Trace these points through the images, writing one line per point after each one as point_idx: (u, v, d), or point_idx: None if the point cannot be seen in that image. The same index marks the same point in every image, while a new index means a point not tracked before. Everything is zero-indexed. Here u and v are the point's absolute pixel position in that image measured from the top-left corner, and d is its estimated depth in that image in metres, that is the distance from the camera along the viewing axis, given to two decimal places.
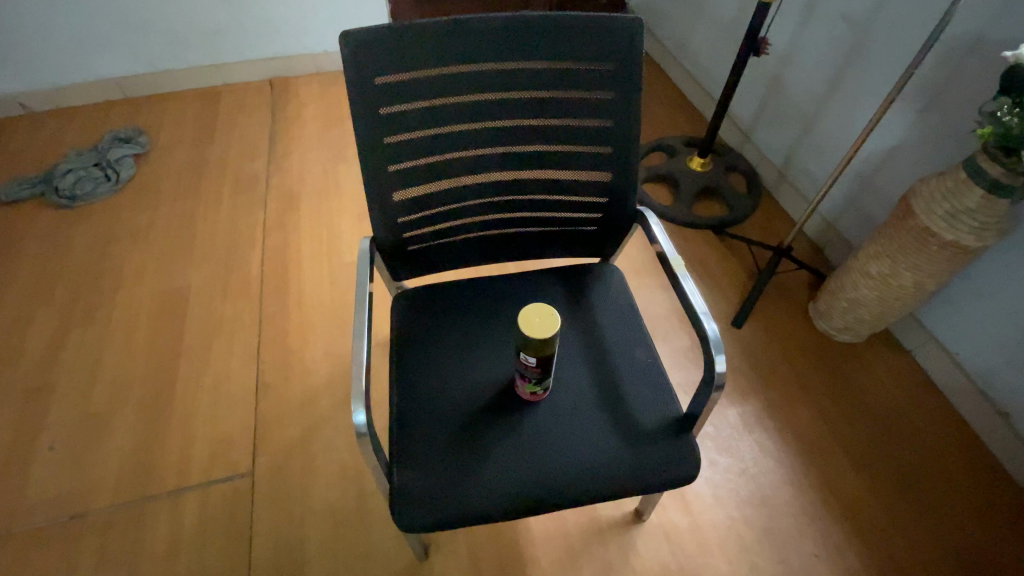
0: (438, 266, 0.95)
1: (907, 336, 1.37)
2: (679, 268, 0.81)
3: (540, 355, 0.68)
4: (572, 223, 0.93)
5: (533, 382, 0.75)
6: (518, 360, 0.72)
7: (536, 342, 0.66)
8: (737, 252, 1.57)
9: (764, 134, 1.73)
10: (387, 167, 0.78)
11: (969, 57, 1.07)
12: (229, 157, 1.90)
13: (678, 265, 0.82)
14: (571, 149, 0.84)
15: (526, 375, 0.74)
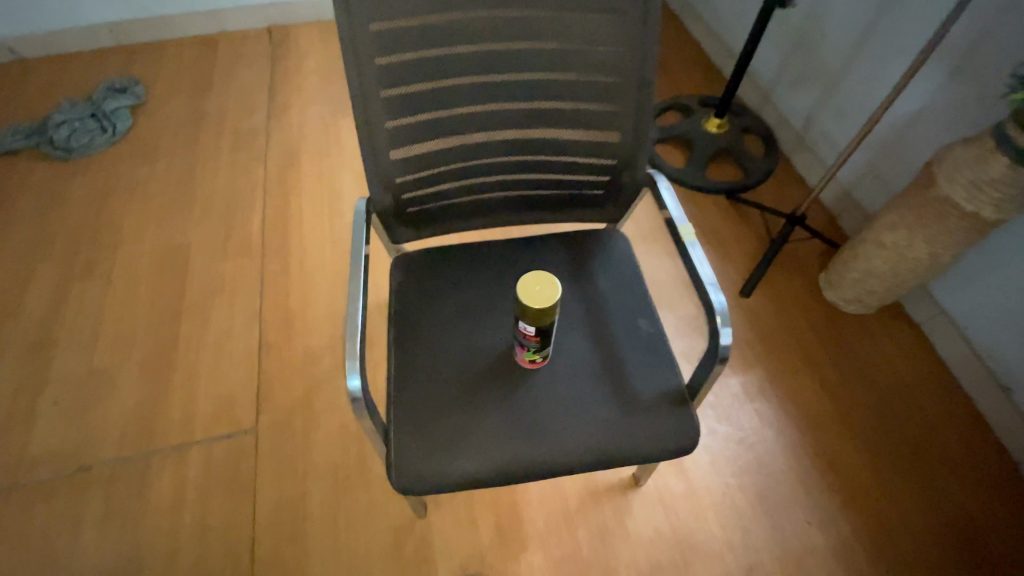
0: (439, 228, 0.92)
1: (917, 309, 1.34)
2: (688, 236, 0.78)
3: (539, 324, 0.66)
4: (578, 186, 0.90)
5: (533, 350, 0.73)
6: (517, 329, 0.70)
7: (535, 311, 0.64)
8: (748, 220, 1.53)
9: (784, 93, 1.64)
10: (383, 122, 0.75)
11: (1011, 13, 0.99)
12: (227, 109, 1.84)
13: (686, 234, 0.78)
14: (579, 106, 0.79)
15: (525, 344, 0.73)
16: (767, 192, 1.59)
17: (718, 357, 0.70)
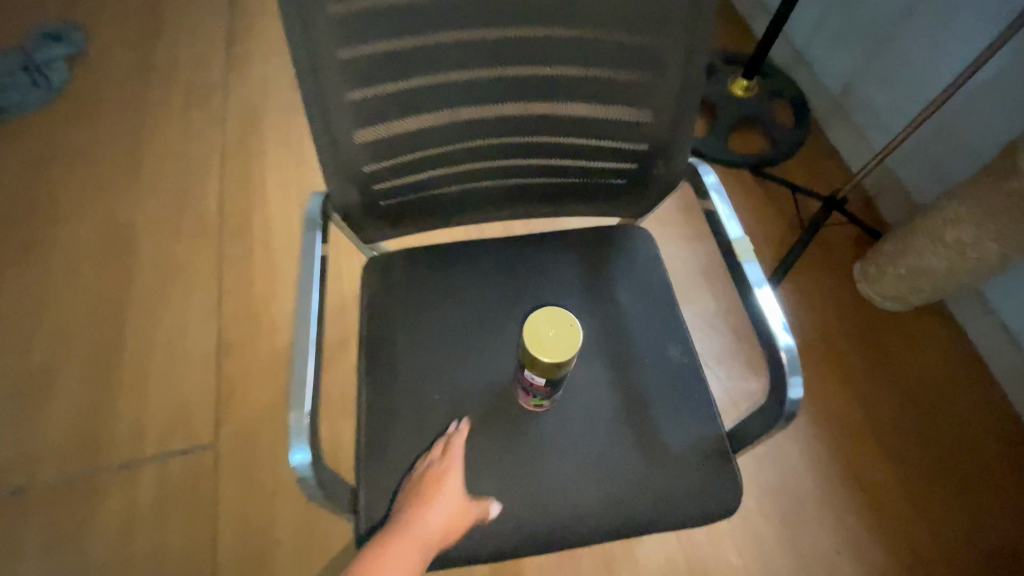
0: (421, 224, 0.74)
1: (963, 308, 1.19)
2: (744, 254, 0.62)
3: (550, 377, 0.51)
4: (597, 175, 0.71)
5: (540, 397, 0.59)
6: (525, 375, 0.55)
7: (546, 364, 0.49)
8: (777, 201, 1.35)
9: (821, 53, 1.43)
10: (344, 92, 0.55)
11: None
12: (179, 62, 1.59)
13: (742, 251, 0.62)
14: (604, 75, 0.60)
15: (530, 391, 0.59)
16: (797, 168, 1.41)
17: (783, 413, 0.55)
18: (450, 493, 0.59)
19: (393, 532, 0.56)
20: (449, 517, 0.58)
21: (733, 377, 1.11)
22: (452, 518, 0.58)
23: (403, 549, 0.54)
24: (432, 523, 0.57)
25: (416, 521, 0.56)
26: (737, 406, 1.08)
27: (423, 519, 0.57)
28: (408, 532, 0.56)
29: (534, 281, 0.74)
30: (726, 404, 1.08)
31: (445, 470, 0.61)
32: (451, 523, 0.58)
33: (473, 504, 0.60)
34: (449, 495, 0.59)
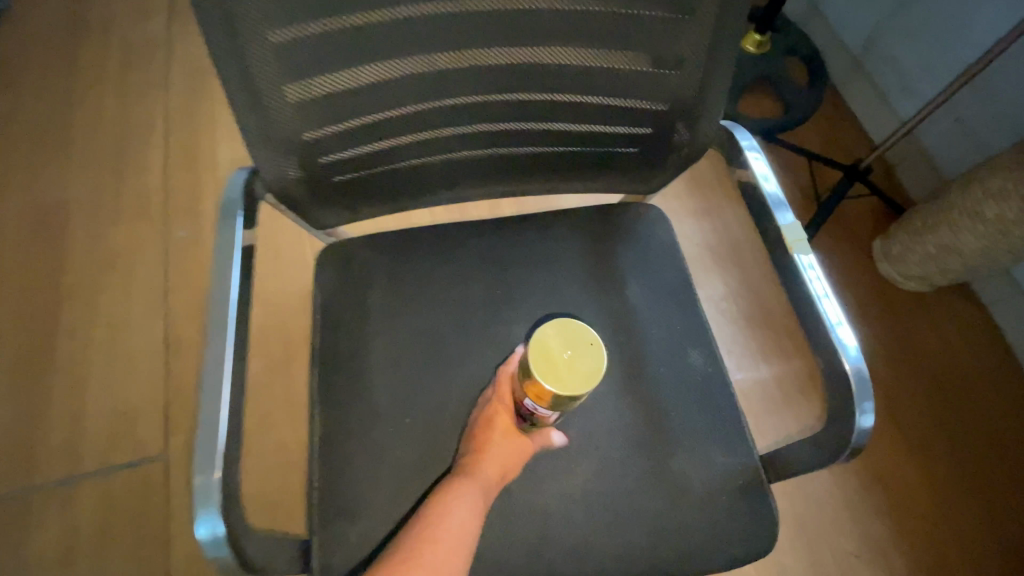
0: (378, 206, 0.60)
1: (992, 289, 1.10)
2: (796, 245, 0.51)
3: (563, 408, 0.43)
4: (602, 144, 0.58)
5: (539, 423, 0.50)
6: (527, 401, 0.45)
7: (559, 398, 0.40)
8: (791, 172, 1.22)
9: (840, 6, 1.29)
10: (265, 30, 0.41)
11: None
12: (115, 15, 1.38)
13: (795, 242, 0.51)
14: (616, 10, 0.46)
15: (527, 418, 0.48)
16: (811, 135, 1.28)
17: (850, 444, 0.46)
18: (509, 425, 0.50)
19: (455, 477, 0.47)
20: (508, 452, 0.49)
21: (745, 369, 1.00)
22: (512, 456, 0.49)
23: (468, 490, 0.45)
24: (494, 462, 0.48)
25: (479, 462, 0.48)
26: (749, 401, 0.97)
27: (486, 459, 0.48)
28: (470, 476, 0.47)
29: (520, 274, 0.61)
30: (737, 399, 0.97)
31: (497, 408, 0.50)
32: (512, 462, 0.49)
33: (533, 437, 0.51)
34: (510, 429, 0.49)
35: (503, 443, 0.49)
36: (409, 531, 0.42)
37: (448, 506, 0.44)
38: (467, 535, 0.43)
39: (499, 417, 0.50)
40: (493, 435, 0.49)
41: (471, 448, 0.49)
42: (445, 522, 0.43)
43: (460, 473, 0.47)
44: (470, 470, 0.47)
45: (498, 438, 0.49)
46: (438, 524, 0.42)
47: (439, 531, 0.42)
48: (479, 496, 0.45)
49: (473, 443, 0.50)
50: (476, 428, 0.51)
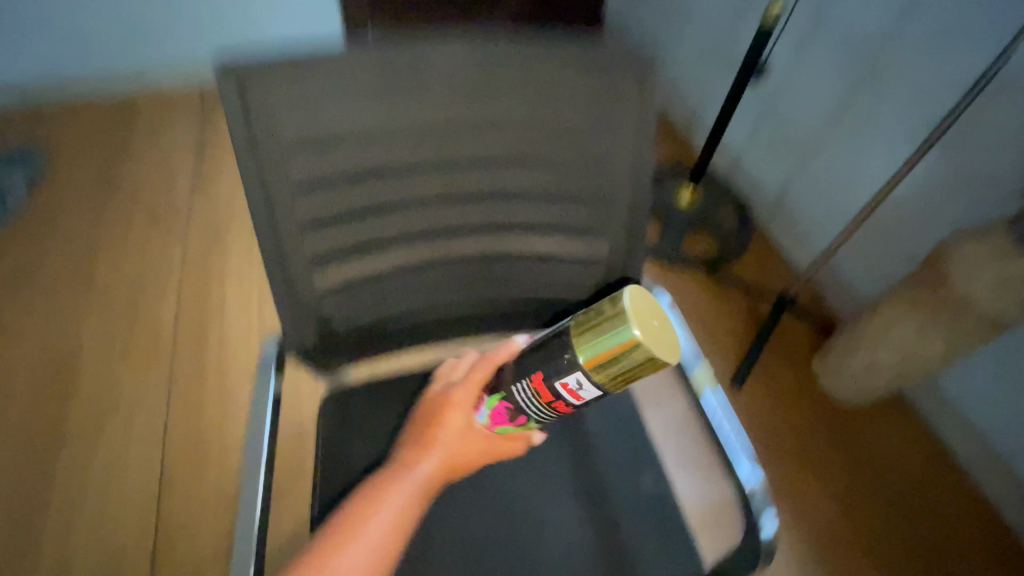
0: (382, 353, 0.73)
1: (921, 399, 1.22)
2: (703, 387, 0.62)
3: (616, 380, 0.45)
4: (557, 301, 0.72)
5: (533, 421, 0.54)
6: (554, 385, 0.47)
7: (629, 357, 0.43)
8: (732, 299, 1.42)
9: (752, 164, 1.56)
10: (302, 240, 0.56)
11: (1008, 97, 0.92)
12: (143, 181, 1.60)
13: (701, 385, 0.62)
14: (556, 215, 0.63)
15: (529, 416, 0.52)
16: (748, 267, 1.50)
17: (761, 551, 0.55)
18: (462, 422, 0.55)
19: (390, 472, 0.55)
20: (458, 450, 0.55)
21: (703, 486, 1.09)
22: (463, 453, 0.55)
23: (399, 489, 0.53)
24: (436, 460, 0.54)
25: (415, 461, 0.55)
26: (705, 519, 1.06)
27: (423, 457, 0.55)
28: (410, 470, 0.55)
29: None
30: (692, 516, 1.06)
31: (451, 404, 0.56)
32: (462, 457, 0.55)
33: (496, 434, 0.56)
34: (462, 425, 0.55)
35: (449, 441, 0.55)
36: (339, 522, 0.52)
37: (377, 505, 0.53)
38: (393, 532, 0.52)
39: (447, 413, 0.56)
40: (436, 431, 0.55)
41: (412, 441, 0.57)
42: (371, 521, 0.52)
43: (395, 469, 0.55)
44: (407, 466, 0.55)
45: (444, 435, 0.55)
46: (363, 523, 0.52)
47: (363, 530, 0.51)
48: (409, 497, 0.53)
49: (417, 435, 0.57)
50: (423, 420, 0.58)
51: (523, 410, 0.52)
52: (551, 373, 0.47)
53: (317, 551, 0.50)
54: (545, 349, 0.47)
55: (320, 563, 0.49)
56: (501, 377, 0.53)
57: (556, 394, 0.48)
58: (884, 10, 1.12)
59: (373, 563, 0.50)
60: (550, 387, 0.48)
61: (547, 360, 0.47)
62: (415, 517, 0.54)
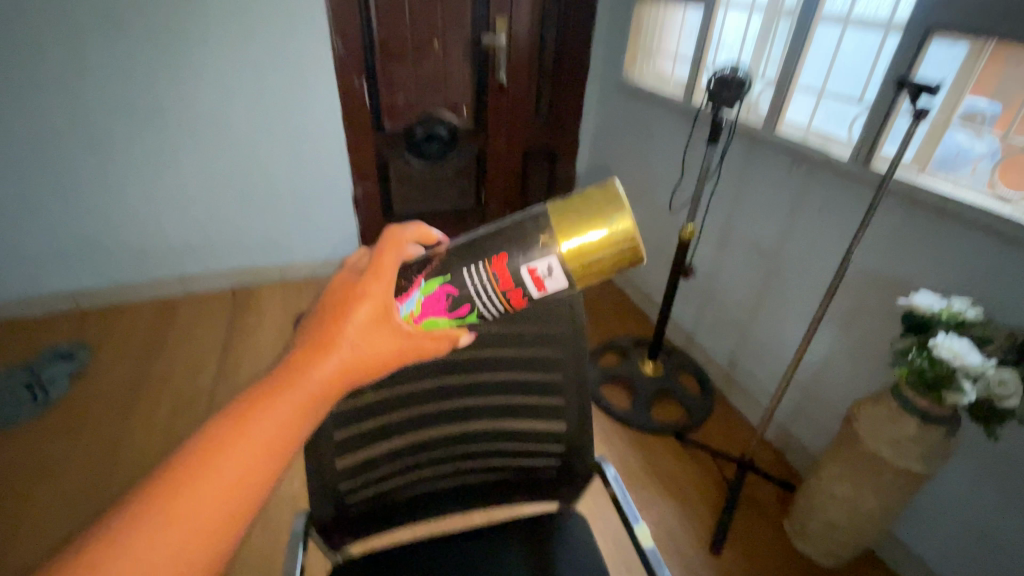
0: (385, 525, 0.86)
1: (891, 557, 1.27)
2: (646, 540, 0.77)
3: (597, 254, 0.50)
4: (531, 469, 0.89)
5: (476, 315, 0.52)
6: (521, 270, 0.49)
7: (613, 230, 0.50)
8: (702, 463, 1.55)
9: (705, 339, 1.85)
10: (332, 431, 0.75)
11: (869, 290, 1.20)
12: (174, 370, 1.82)
13: (644, 537, 0.77)
14: (524, 403, 0.84)
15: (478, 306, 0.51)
16: (714, 431, 1.66)
17: None
18: (373, 319, 0.42)
19: (269, 384, 0.41)
20: (366, 354, 0.42)
21: None
22: (372, 356, 0.43)
23: (280, 408, 0.40)
24: (335, 366, 0.41)
25: (306, 368, 0.41)
26: None
27: (317, 364, 0.41)
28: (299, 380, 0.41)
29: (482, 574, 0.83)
30: None
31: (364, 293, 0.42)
32: (370, 356, 0.42)
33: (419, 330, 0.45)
34: (371, 322, 0.42)
35: (354, 344, 0.42)
36: (193, 447, 0.39)
37: (247, 428, 0.39)
38: (266, 461, 0.39)
39: (353, 307, 0.41)
40: (338, 330, 0.41)
41: (303, 339, 0.42)
42: (234, 447, 0.38)
43: (275, 380, 0.41)
44: (295, 376, 0.41)
45: (349, 335, 0.41)
46: (223, 449, 0.38)
47: (225, 457, 0.38)
48: (294, 414, 0.41)
49: (311, 332, 0.42)
50: (321, 310, 0.43)
51: (477, 301, 0.51)
52: (520, 256, 0.49)
53: (159, 484, 0.37)
54: (513, 233, 0.50)
55: (166, 503, 0.36)
56: (449, 260, 0.50)
57: (520, 282, 0.50)
58: (767, 227, 1.50)
59: (236, 497, 0.38)
60: (516, 274, 0.49)
61: (522, 243, 0.49)
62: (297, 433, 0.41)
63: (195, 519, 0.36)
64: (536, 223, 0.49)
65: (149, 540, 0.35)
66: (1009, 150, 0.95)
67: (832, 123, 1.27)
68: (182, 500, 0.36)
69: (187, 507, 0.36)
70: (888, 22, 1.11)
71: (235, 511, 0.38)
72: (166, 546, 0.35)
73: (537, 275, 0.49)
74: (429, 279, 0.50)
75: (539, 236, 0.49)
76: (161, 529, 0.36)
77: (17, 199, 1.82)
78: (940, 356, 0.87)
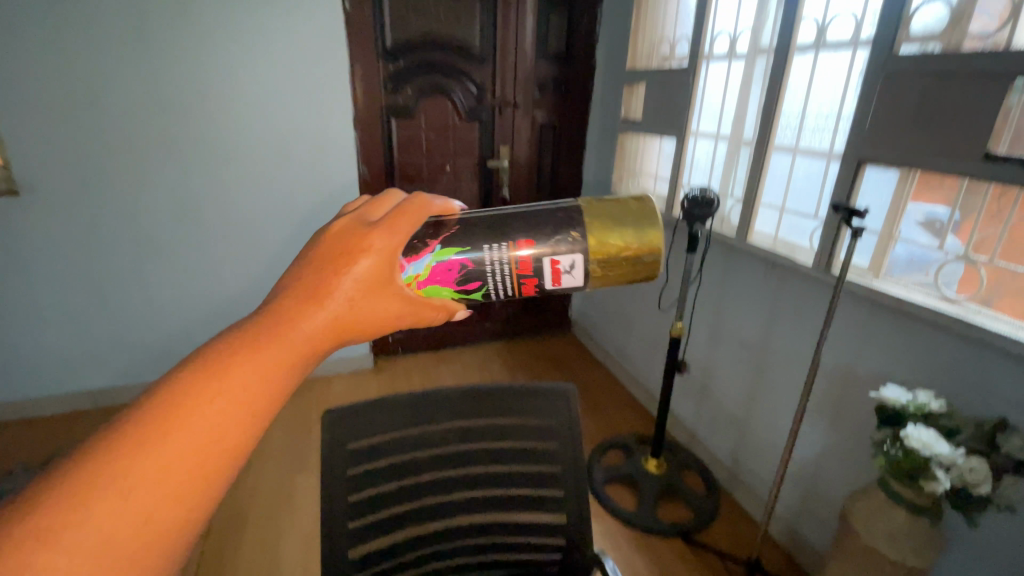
0: None
1: None
2: None
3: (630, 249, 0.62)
4: (535, 565, 0.91)
5: (483, 291, 0.59)
6: (544, 260, 0.59)
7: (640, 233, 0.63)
8: (711, 566, 1.52)
9: (706, 435, 1.88)
10: (347, 521, 0.79)
11: (849, 386, 1.30)
12: None
13: None
14: (526, 492, 0.90)
15: (489, 283, 0.58)
16: (721, 532, 1.64)
17: None
18: (378, 272, 0.34)
19: (235, 338, 0.30)
20: (369, 313, 0.34)
21: None
22: (376, 317, 0.35)
23: (258, 367, 0.29)
24: (330, 321, 0.32)
25: (298, 314, 0.31)
26: None
27: (307, 315, 0.31)
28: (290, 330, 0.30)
29: None
30: None
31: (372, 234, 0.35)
32: (375, 314, 0.35)
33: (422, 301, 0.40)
34: (376, 276, 0.34)
35: (355, 298, 0.33)
36: (121, 422, 0.26)
37: (207, 395, 0.27)
38: (234, 444, 0.28)
39: (354, 257, 0.34)
40: (335, 280, 0.33)
41: (287, 287, 0.33)
42: (188, 423, 0.27)
43: (245, 333, 0.30)
44: (274, 329, 0.30)
45: (349, 287, 0.33)
46: (171, 430, 0.26)
47: (175, 434, 0.26)
48: (292, 360, 0.30)
49: (297, 279, 0.33)
50: (312, 256, 0.34)
51: (490, 276, 0.58)
52: (541, 242, 0.59)
53: (66, 475, 0.25)
54: (540, 226, 0.59)
55: (81, 500, 0.24)
56: (473, 236, 0.58)
57: (538, 270, 0.59)
58: (751, 327, 1.61)
59: (207, 470, 0.27)
60: (536, 263, 0.59)
61: (549, 237, 0.59)
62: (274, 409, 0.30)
63: (125, 523, 0.25)
64: (566, 222, 0.60)
65: (50, 564, 0.23)
66: (944, 258, 1.10)
67: (793, 234, 1.45)
68: (110, 499, 0.25)
69: (117, 510, 0.25)
70: (829, 153, 1.31)
71: (186, 514, 0.26)
72: (76, 567, 0.24)
73: (557, 267, 0.59)
74: (443, 246, 0.56)
75: (569, 233, 0.59)
76: (69, 542, 0.24)
77: (61, 302, 1.98)
78: (911, 445, 0.93)
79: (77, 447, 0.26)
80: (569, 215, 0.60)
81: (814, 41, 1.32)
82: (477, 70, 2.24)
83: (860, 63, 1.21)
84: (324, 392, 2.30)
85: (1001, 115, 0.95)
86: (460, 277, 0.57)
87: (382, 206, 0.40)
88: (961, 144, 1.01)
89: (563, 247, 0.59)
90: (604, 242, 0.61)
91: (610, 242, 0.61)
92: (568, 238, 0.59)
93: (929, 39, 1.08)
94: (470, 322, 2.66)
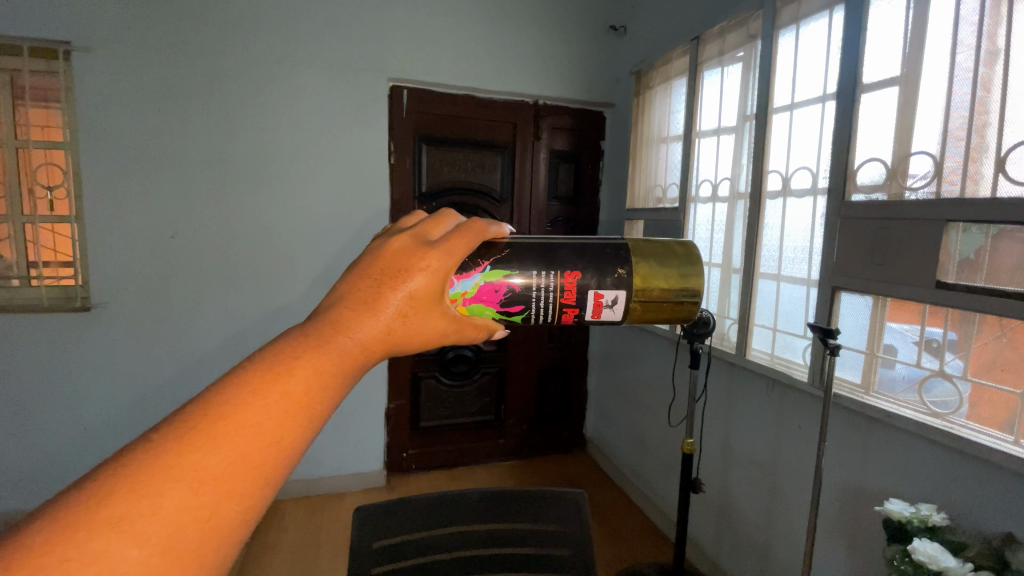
0: None
1: None
2: None
3: (672, 273, 0.84)
4: None
5: (528, 311, 0.77)
6: (589, 292, 0.79)
7: (680, 263, 0.84)
8: None
9: (727, 564, 1.80)
10: None
11: (861, 502, 1.31)
12: None
13: None
14: None
15: (532, 307, 0.77)
16: None
17: None
18: (427, 289, 0.51)
19: (325, 325, 0.45)
20: (417, 319, 0.51)
21: None
22: (421, 321, 0.51)
23: (339, 349, 0.45)
24: (392, 320, 0.48)
25: (358, 322, 0.46)
26: None
27: (376, 314, 0.48)
28: (350, 332, 0.46)
29: None
30: None
31: (415, 263, 0.51)
32: (412, 325, 0.50)
33: (451, 319, 0.55)
34: (426, 291, 0.51)
35: (411, 304, 0.50)
36: (247, 376, 0.41)
37: (308, 365, 0.42)
38: (320, 398, 0.42)
39: (413, 273, 0.51)
40: (398, 289, 0.49)
41: (362, 291, 0.48)
42: (294, 379, 0.41)
43: (333, 323, 0.46)
44: (353, 323, 0.46)
45: (408, 295, 0.50)
46: (268, 393, 0.40)
47: (284, 389, 0.40)
48: (348, 352, 0.45)
49: (370, 285, 0.49)
50: (380, 269, 0.50)
51: (532, 300, 0.77)
52: (582, 273, 0.78)
53: (207, 410, 0.38)
54: (585, 264, 0.79)
55: (219, 427, 0.38)
56: (527, 266, 0.77)
57: (581, 300, 0.79)
58: (761, 443, 1.65)
59: (288, 429, 0.40)
60: (580, 295, 0.78)
61: (595, 274, 0.79)
62: (337, 388, 0.44)
63: (246, 447, 0.38)
64: (612, 263, 0.80)
65: (199, 471, 0.36)
66: (926, 374, 1.18)
67: (787, 351, 1.56)
68: (238, 427, 0.38)
69: (240, 437, 0.38)
70: (808, 279, 1.48)
71: (284, 447, 0.40)
72: (211, 476, 0.36)
73: (601, 300, 0.79)
74: (492, 268, 0.74)
75: (615, 271, 0.79)
76: (209, 455, 0.37)
77: (108, 409, 2.14)
78: (919, 559, 0.92)
79: (214, 391, 0.40)
80: (622, 257, 0.81)
81: (781, 189, 1.57)
82: (497, 208, 2.57)
83: (822, 208, 1.43)
84: (333, 509, 2.28)
85: (943, 250, 1.12)
86: (509, 301, 0.76)
87: (439, 227, 0.57)
88: (921, 275, 1.16)
89: (609, 283, 0.79)
90: (646, 279, 0.82)
91: (659, 275, 0.83)
92: (613, 275, 0.79)
93: (874, 188, 1.29)
94: (484, 437, 2.69)
